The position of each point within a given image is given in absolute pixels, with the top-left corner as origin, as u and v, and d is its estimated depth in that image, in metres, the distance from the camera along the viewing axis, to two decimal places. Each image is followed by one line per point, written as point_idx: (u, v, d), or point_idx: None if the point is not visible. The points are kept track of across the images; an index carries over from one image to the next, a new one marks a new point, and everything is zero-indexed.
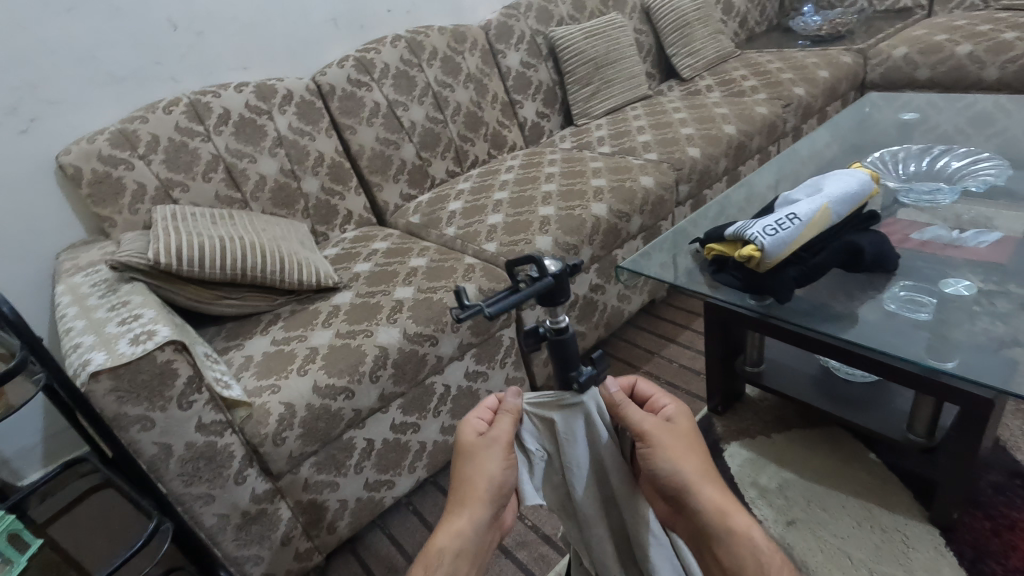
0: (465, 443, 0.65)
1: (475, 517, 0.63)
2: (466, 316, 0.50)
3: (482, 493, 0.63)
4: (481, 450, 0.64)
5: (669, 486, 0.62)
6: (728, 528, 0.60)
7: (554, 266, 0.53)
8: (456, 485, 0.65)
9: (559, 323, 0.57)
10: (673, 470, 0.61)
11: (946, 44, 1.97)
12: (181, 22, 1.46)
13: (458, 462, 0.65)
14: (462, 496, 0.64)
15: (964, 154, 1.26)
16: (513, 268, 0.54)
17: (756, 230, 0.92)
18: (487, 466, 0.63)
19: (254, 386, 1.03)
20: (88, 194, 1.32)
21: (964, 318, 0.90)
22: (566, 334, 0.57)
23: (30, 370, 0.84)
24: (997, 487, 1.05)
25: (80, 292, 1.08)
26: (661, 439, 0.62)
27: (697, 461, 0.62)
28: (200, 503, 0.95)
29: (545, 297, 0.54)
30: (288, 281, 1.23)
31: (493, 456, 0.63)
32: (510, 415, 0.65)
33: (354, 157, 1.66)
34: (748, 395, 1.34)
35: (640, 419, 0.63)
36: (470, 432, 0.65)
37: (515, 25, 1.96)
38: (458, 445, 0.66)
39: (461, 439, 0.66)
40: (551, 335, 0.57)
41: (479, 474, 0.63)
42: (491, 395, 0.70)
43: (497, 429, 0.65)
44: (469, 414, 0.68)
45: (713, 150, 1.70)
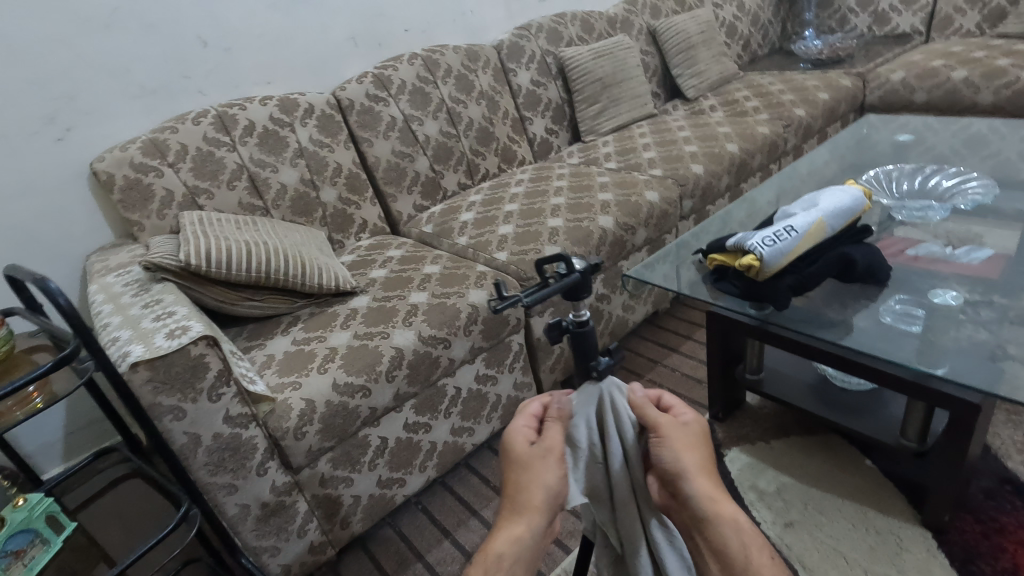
0: (518, 450, 0.65)
1: (534, 525, 0.61)
2: (504, 307, 0.56)
3: (538, 500, 0.62)
4: (535, 459, 0.64)
5: (671, 481, 0.62)
6: (726, 527, 0.59)
7: (579, 265, 0.59)
8: (512, 494, 0.64)
9: (581, 317, 0.62)
10: (677, 462, 0.62)
11: (942, 69, 2.04)
12: (211, 39, 1.54)
13: (513, 472, 0.65)
14: (518, 505, 0.63)
15: (954, 174, 1.32)
16: (542, 265, 0.59)
17: (755, 241, 0.98)
18: (544, 473, 0.63)
19: (276, 382, 1.08)
20: (119, 199, 1.38)
21: (951, 327, 0.95)
22: (587, 326, 0.63)
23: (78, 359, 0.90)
24: (988, 493, 1.09)
25: (113, 291, 1.13)
26: (670, 433, 0.64)
27: (701, 460, 0.62)
28: (224, 493, 1.00)
29: (568, 292, 0.60)
30: (308, 285, 1.29)
31: (549, 464, 0.64)
32: (559, 421, 0.67)
33: (370, 168, 1.73)
34: (748, 403, 1.39)
35: (656, 414, 0.65)
36: (523, 440, 0.66)
37: (526, 45, 2.04)
38: (509, 457, 0.65)
39: (511, 449, 0.66)
40: (573, 327, 0.63)
41: (533, 479, 0.63)
42: (535, 402, 0.71)
43: (548, 437, 0.66)
44: (515, 424, 0.68)
45: (716, 167, 1.77)
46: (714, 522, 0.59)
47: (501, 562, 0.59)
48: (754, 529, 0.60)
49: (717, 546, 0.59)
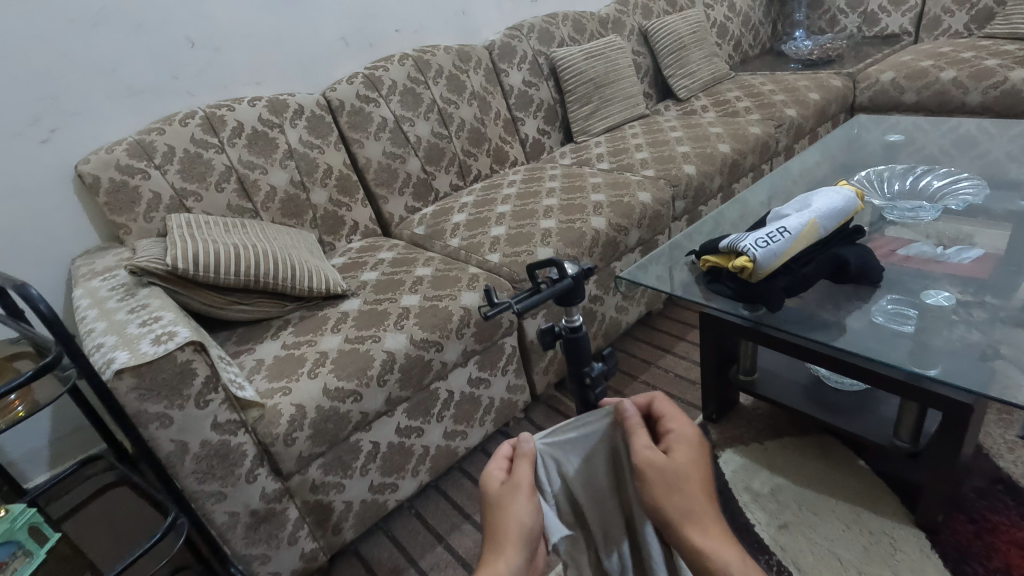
0: (492, 491, 0.66)
1: (512, 560, 0.60)
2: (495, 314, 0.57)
3: (514, 535, 0.62)
4: (507, 496, 0.65)
5: (659, 517, 0.62)
6: (716, 568, 0.57)
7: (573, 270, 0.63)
8: (488, 536, 0.63)
9: (574, 322, 0.66)
10: (661, 503, 0.61)
11: (931, 70, 2.05)
12: (199, 39, 1.52)
13: (489, 513, 0.65)
14: (497, 543, 0.61)
15: (945, 174, 1.32)
16: (535, 268, 0.60)
17: (749, 242, 0.97)
18: (518, 507, 0.64)
19: (265, 387, 1.07)
20: (105, 201, 1.36)
21: (943, 327, 0.95)
22: (579, 332, 0.66)
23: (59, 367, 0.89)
24: (979, 492, 1.09)
25: (99, 296, 1.11)
26: (654, 468, 0.62)
27: (690, 491, 0.61)
28: (212, 501, 0.98)
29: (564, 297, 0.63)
30: (298, 288, 1.27)
31: (521, 499, 0.64)
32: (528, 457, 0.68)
33: (361, 170, 1.71)
34: (741, 404, 1.38)
35: (639, 446, 0.64)
36: (495, 481, 0.67)
37: (518, 46, 2.04)
38: (484, 497, 0.67)
39: (486, 490, 0.67)
40: (566, 332, 0.66)
41: (509, 514, 0.63)
42: (506, 443, 0.71)
43: (517, 474, 0.67)
44: (487, 466, 0.69)
45: (708, 168, 1.76)
46: (702, 567, 0.57)
47: None
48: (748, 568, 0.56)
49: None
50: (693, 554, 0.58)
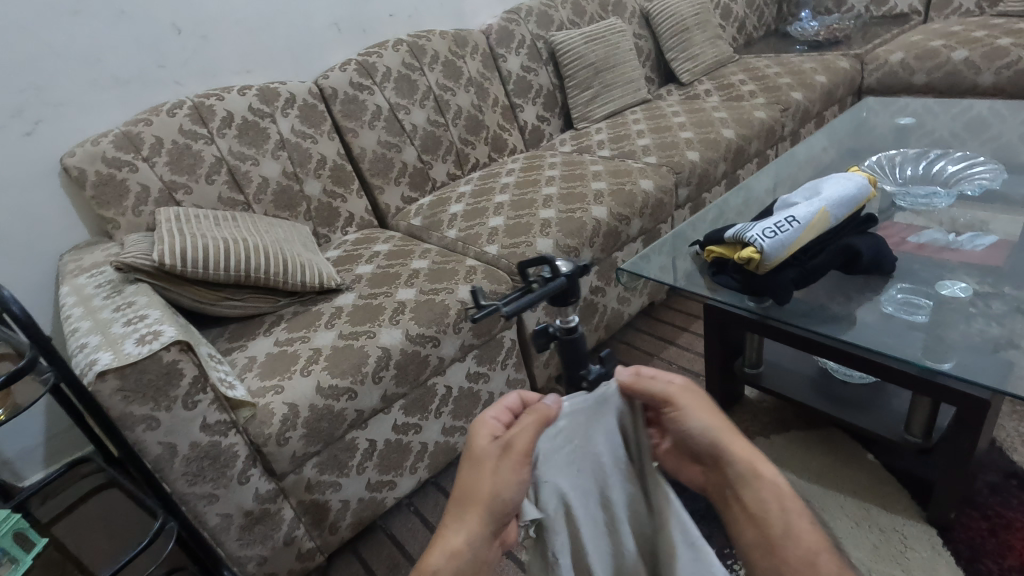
0: (477, 449, 0.60)
1: (474, 534, 0.58)
2: (482, 316, 0.51)
3: (482, 506, 0.58)
4: (490, 462, 0.58)
5: (700, 446, 0.63)
6: (764, 482, 0.60)
7: (564, 268, 0.55)
8: (459, 493, 0.60)
9: (569, 323, 0.60)
10: (704, 431, 0.62)
11: (942, 50, 1.99)
12: (186, 26, 1.47)
13: (464, 468, 0.60)
14: (464, 510, 0.59)
15: (960, 158, 1.27)
16: (526, 267, 0.56)
17: (755, 232, 0.93)
18: (494, 483, 0.58)
19: (257, 386, 1.04)
20: (92, 196, 1.32)
21: (959, 320, 0.92)
22: (575, 333, 0.60)
23: (37, 371, 0.86)
24: (993, 487, 1.06)
25: (85, 294, 1.08)
26: (690, 399, 0.63)
27: (725, 419, 0.64)
28: (204, 503, 0.96)
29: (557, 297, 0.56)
30: (291, 282, 1.24)
31: (505, 471, 0.58)
32: (537, 423, 0.60)
33: (356, 160, 1.67)
34: (747, 397, 1.35)
35: (665, 383, 0.63)
36: (482, 438, 0.61)
37: (515, 30, 1.98)
38: (469, 451, 0.61)
39: (473, 443, 0.61)
40: (561, 334, 0.60)
41: (483, 487, 0.58)
42: (512, 393, 0.65)
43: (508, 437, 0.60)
44: (486, 414, 0.63)
45: (712, 154, 1.72)
46: (750, 478, 0.60)
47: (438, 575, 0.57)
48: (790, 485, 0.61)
49: (756, 506, 0.59)
50: (743, 475, 0.60)
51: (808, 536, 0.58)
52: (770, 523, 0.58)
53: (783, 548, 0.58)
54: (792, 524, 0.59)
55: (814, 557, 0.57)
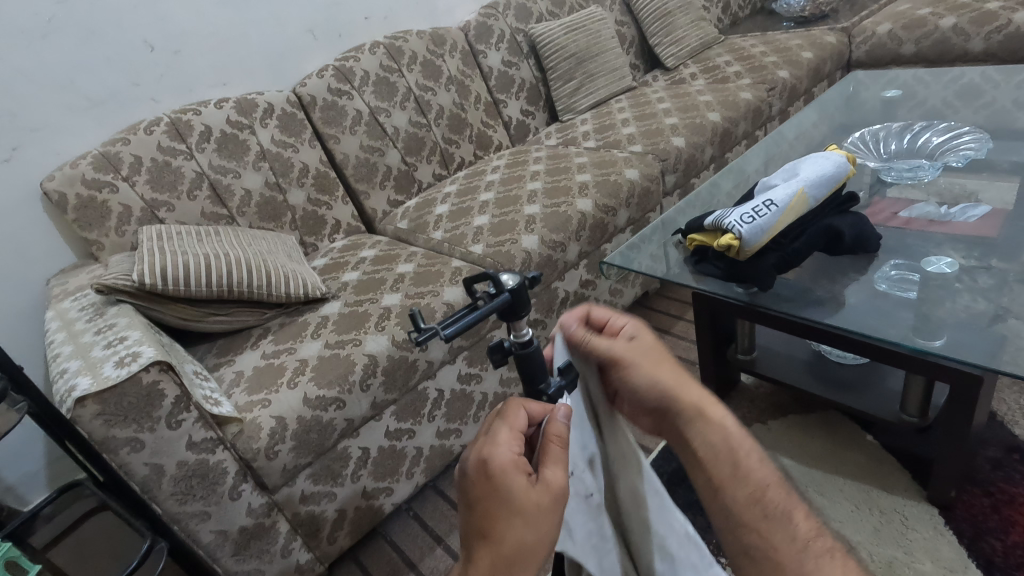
0: (522, 501, 0.50)
1: None
2: (424, 340, 0.49)
3: (537, 556, 0.50)
4: (539, 511, 0.50)
5: (647, 400, 0.61)
6: (710, 426, 0.58)
7: (511, 282, 0.52)
8: (506, 549, 0.49)
9: (523, 336, 0.55)
10: (651, 384, 0.60)
11: (930, 18, 1.95)
12: (158, 43, 1.46)
13: (503, 520, 0.50)
14: (517, 564, 0.49)
15: (944, 129, 1.24)
16: (472, 286, 0.52)
17: (733, 219, 0.92)
18: (549, 526, 0.50)
19: (244, 402, 1.03)
20: (74, 219, 1.32)
21: (947, 296, 0.89)
22: (531, 346, 0.55)
23: (10, 400, 0.85)
24: (995, 463, 1.04)
25: (68, 318, 1.08)
26: (633, 355, 0.61)
27: (671, 368, 0.61)
28: (196, 521, 0.96)
29: (507, 311, 0.53)
30: (275, 294, 1.23)
31: (555, 512, 0.51)
32: (562, 449, 0.53)
33: (339, 166, 1.66)
34: (743, 383, 1.34)
35: (609, 346, 0.62)
36: (520, 482, 0.51)
37: (494, 25, 1.96)
38: (505, 501, 0.51)
39: (507, 492, 0.51)
40: (516, 349, 0.55)
41: (537, 535, 0.50)
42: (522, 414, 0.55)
43: (548, 472, 0.52)
44: (504, 452, 0.53)
45: (698, 139, 1.69)
46: (699, 426, 0.59)
47: None
48: (740, 425, 0.60)
49: (707, 451, 0.58)
50: (691, 420, 0.59)
51: (757, 473, 0.58)
52: (720, 466, 0.57)
53: (731, 488, 0.57)
54: (742, 467, 0.58)
55: (759, 493, 0.57)
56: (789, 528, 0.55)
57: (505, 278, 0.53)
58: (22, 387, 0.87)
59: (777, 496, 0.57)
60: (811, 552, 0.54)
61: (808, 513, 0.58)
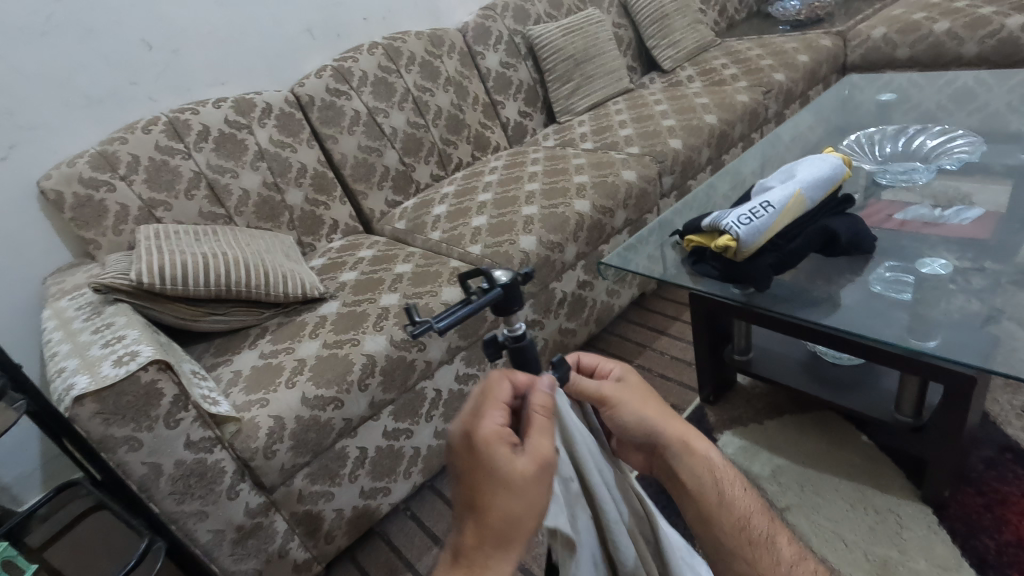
0: (509, 466, 0.49)
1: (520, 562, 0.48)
2: (417, 333, 0.49)
3: (527, 524, 0.49)
4: (527, 477, 0.49)
5: (637, 438, 0.63)
6: (697, 462, 0.62)
7: (502, 277, 0.53)
8: (492, 522, 0.48)
9: (517, 330, 0.55)
10: (641, 422, 0.62)
11: (924, 22, 1.97)
12: (156, 42, 1.46)
13: (489, 490, 0.49)
14: (501, 536, 0.48)
15: (938, 133, 1.25)
16: (465, 280, 0.53)
17: (730, 220, 0.92)
18: (536, 498, 0.50)
19: (242, 401, 1.03)
20: (71, 217, 1.32)
21: (940, 297, 0.90)
22: (524, 340, 0.55)
23: (9, 398, 0.85)
24: (988, 462, 1.05)
25: (65, 316, 1.08)
26: (620, 394, 0.63)
27: (657, 406, 0.63)
28: (193, 520, 0.96)
29: (500, 305, 0.53)
30: (273, 294, 1.23)
31: (541, 482, 0.50)
32: (547, 419, 0.54)
33: (337, 166, 1.67)
34: (739, 384, 1.34)
35: (597, 385, 0.63)
36: (506, 450, 0.50)
37: (492, 26, 1.97)
38: (490, 470, 0.50)
39: (492, 461, 0.50)
40: (509, 343, 0.56)
41: (524, 506, 0.49)
42: (503, 385, 0.56)
43: (534, 442, 0.52)
44: (488, 423, 0.53)
45: (695, 140, 1.70)
46: (686, 462, 0.62)
47: None
48: (720, 456, 0.63)
49: (696, 486, 0.61)
50: (678, 456, 0.62)
51: (742, 501, 0.62)
52: (707, 498, 0.61)
53: (719, 516, 0.61)
54: (727, 496, 0.62)
55: (744, 520, 0.62)
56: (773, 550, 0.61)
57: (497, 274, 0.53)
58: (21, 386, 0.87)
59: (759, 521, 0.62)
60: (794, 573, 0.61)
61: (787, 537, 0.63)
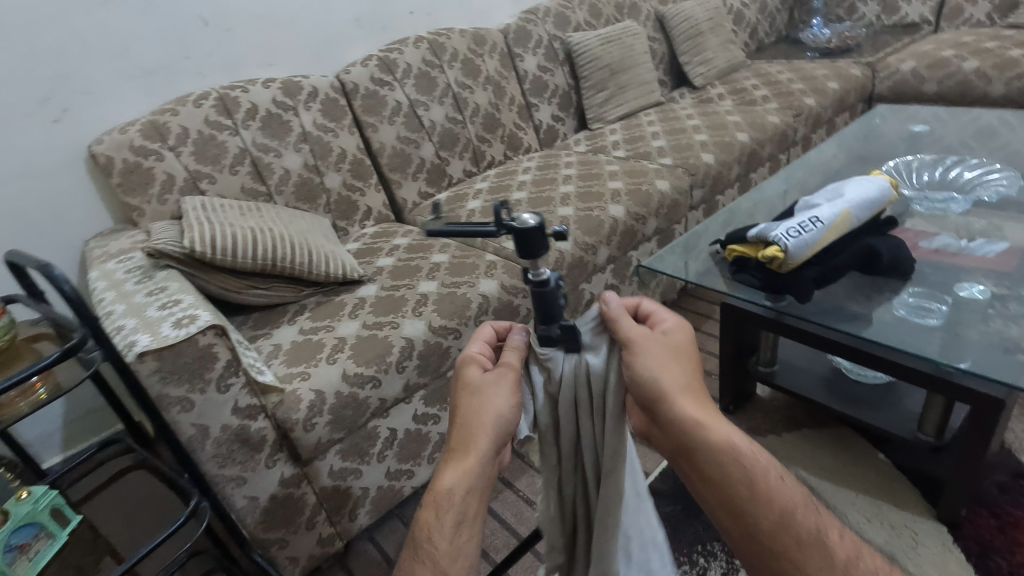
0: (472, 379, 0.65)
1: (482, 454, 0.61)
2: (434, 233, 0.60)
3: (485, 425, 0.62)
4: (485, 389, 0.63)
5: (650, 401, 0.62)
6: (717, 444, 0.59)
7: (526, 221, 0.56)
8: (461, 421, 0.63)
9: (541, 277, 0.59)
10: (658, 382, 0.61)
11: (953, 60, 2.02)
12: (212, 18, 1.49)
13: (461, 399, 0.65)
14: (468, 432, 0.62)
15: (976, 165, 1.29)
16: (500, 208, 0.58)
17: (779, 232, 0.96)
18: (495, 401, 0.63)
19: (284, 373, 1.06)
20: (119, 183, 1.34)
21: (976, 320, 0.94)
22: (544, 287, 0.60)
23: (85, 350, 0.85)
24: (1002, 487, 1.08)
25: (115, 278, 1.10)
26: (649, 346, 0.63)
27: (683, 375, 0.62)
28: (232, 485, 0.98)
29: (521, 246, 0.58)
30: (315, 273, 1.26)
31: (498, 390, 0.63)
32: (513, 352, 0.66)
33: (375, 154, 1.69)
34: (759, 395, 1.38)
35: (629, 327, 0.63)
36: (475, 369, 0.66)
37: (533, 30, 2.00)
38: (462, 385, 0.66)
39: (466, 377, 0.66)
40: (532, 285, 0.60)
41: (484, 408, 0.62)
42: (490, 328, 0.72)
43: (501, 364, 0.66)
44: (472, 350, 0.69)
45: (727, 157, 1.74)
46: (703, 441, 0.60)
47: (451, 494, 0.60)
48: (745, 439, 0.61)
49: (718, 471, 0.59)
50: (693, 434, 0.60)
51: (777, 496, 0.59)
52: (734, 485, 0.59)
53: (750, 509, 0.58)
54: (760, 488, 0.59)
55: (784, 516, 0.58)
56: (819, 545, 0.57)
57: (523, 218, 0.57)
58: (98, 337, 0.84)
59: (803, 516, 0.59)
60: None
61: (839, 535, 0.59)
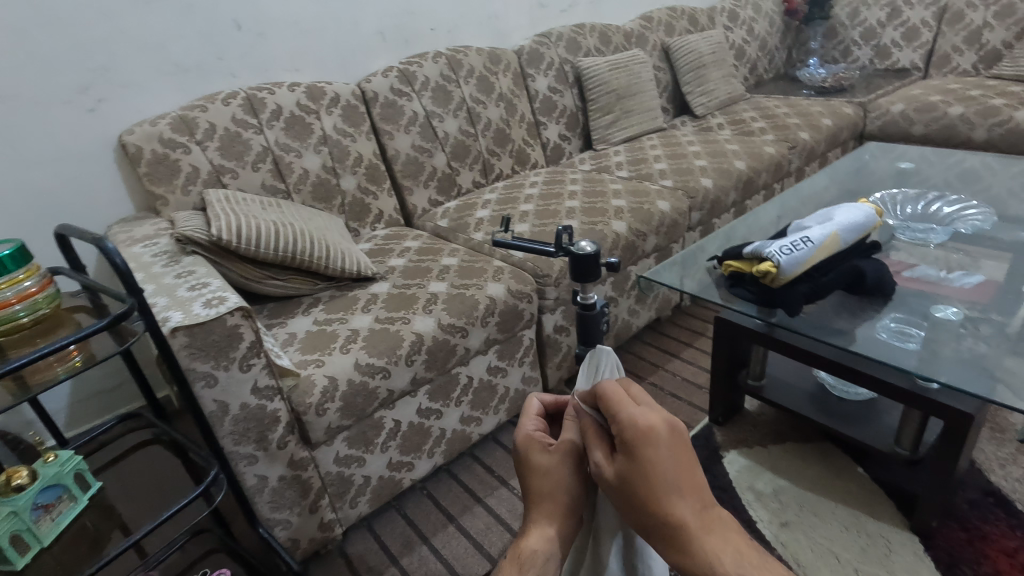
0: (536, 459, 0.62)
1: (562, 529, 0.60)
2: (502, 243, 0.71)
3: (557, 497, 0.61)
4: (554, 466, 0.61)
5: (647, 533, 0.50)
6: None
7: (587, 249, 0.66)
8: (531, 497, 0.62)
9: (589, 301, 0.69)
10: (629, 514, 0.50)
11: (940, 105, 2.14)
12: (245, 23, 1.56)
13: (529, 479, 0.62)
14: (542, 506, 0.61)
15: (955, 201, 1.39)
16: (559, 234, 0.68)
17: (774, 248, 1.03)
18: (563, 475, 0.61)
19: (299, 359, 1.11)
20: (145, 172, 1.40)
21: (950, 339, 1.02)
22: (593, 310, 0.69)
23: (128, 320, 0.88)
24: (972, 503, 1.15)
25: (143, 261, 1.15)
26: (617, 485, 0.50)
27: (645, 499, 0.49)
28: (245, 462, 1.03)
29: (575, 270, 0.67)
30: (332, 268, 1.31)
31: (564, 465, 0.61)
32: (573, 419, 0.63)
33: (389, 161, 1.76)
34: (747, 410, 1.44)
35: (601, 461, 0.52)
36: (535, 446, 0.64)
37: (546, 52, 2.09)
38: (524, 462, 0.64)
39: (528, 455, 0.63)
40: (580, 308, 0.69)
41: (555, 484, 0.61)
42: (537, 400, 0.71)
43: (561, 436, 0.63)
44: (527, 427, 0.67)
45: (724, 182, 1.83)
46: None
47: (533, 562, 0.57)
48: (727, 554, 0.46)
49: None
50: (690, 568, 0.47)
51: None
52: None
53: None
54: None
55: None
56: None
57: (582, 245, 0.67)
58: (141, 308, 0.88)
59: None
60: None
61: None
